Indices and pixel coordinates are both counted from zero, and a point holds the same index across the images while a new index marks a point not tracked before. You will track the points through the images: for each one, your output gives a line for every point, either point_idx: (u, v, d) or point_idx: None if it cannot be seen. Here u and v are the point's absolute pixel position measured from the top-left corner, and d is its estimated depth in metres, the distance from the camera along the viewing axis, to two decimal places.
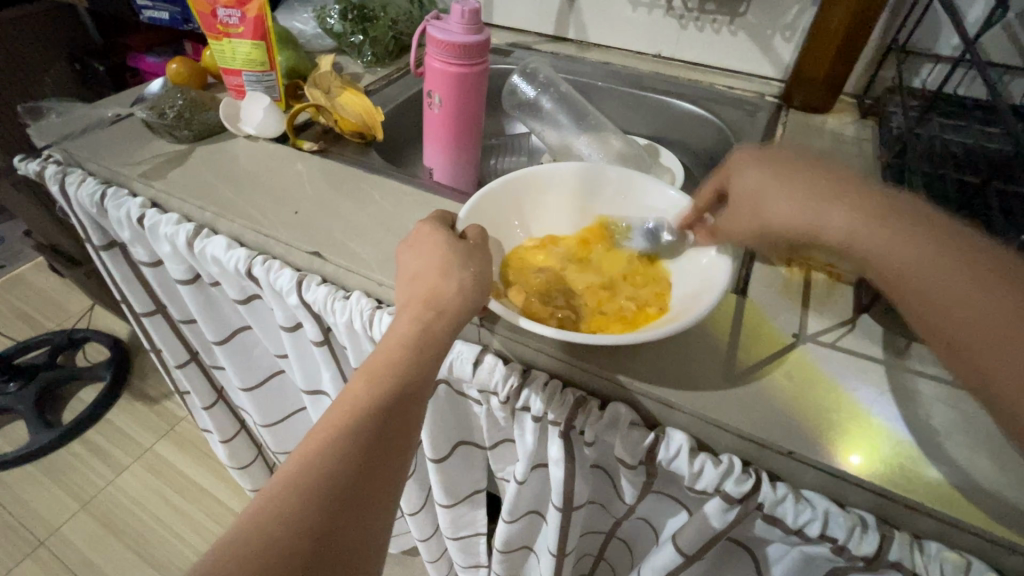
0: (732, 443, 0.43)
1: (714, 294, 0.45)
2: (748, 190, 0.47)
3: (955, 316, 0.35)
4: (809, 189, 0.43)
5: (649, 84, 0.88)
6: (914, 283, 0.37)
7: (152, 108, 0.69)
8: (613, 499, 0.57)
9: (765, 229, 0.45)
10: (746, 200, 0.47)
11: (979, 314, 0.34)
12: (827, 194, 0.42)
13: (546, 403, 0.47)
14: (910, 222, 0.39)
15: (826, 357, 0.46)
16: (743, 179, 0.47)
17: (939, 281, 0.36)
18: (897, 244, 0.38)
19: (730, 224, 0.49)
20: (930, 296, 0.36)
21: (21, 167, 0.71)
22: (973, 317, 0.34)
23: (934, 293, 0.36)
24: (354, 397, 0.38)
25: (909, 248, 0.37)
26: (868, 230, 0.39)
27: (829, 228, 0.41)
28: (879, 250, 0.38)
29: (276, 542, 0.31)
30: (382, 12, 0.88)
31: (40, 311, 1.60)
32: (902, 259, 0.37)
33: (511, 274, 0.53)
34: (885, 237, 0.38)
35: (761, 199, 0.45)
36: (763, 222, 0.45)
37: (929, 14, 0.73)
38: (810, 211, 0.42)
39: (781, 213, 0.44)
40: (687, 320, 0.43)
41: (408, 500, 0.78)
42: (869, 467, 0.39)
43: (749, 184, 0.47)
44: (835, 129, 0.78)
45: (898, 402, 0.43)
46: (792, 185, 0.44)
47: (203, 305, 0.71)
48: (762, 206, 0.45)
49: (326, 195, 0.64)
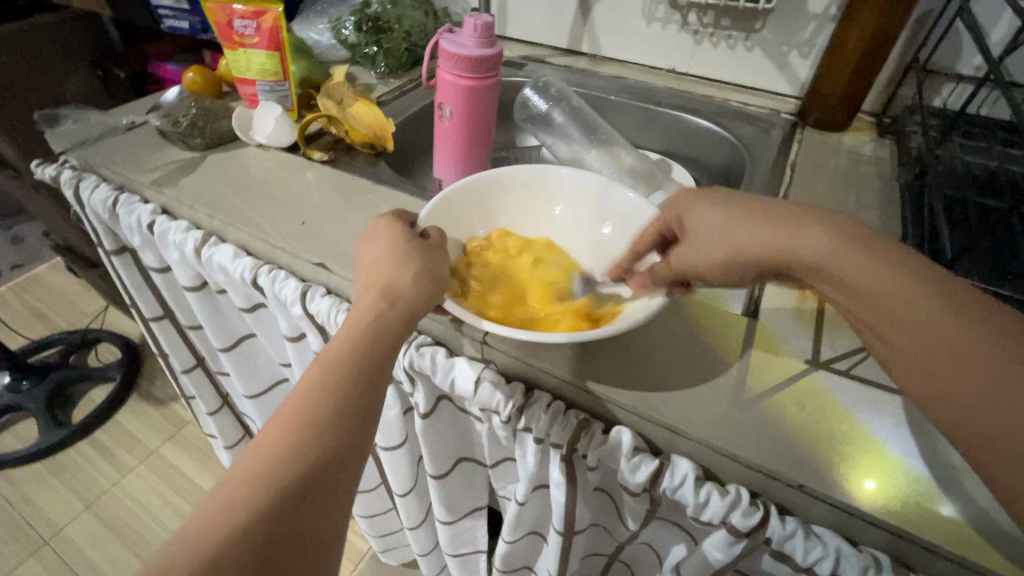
0: (741, 474, 0.41)
1: (663, 294, 0.46)
2: (709, 225, 0.43)
3: (956, 372, 0.31)
4: (777, 224, 0.39)
5: (662, 99, 0.88)
6: (906, 330, 0.33)
7: (167, 117, 0.71)
8: (617, 523, 0.56)
9: (733, 263, 0.41)
10: (708, 236, 0.43)
11: (978, 362, 0.30)
12: (798, 235, 0.38)
13: (549, 425, 0.46)
14: (888, 253, 0.35)
15: (840, 386, 0.44)
16: (705, 211, 0.44)
17: (936, 330, 0.32)
18: (885, 287, 0.34)
19: (687, 257, 0.44)
20: (927, 349, 0.32)
21: (38, 171, 0.72)
22: (979, 370, 0.30)
23: (945, 367, 0.31)
24: (309, 390, 0.40)
25: (904, 303, 0.33)
26: (849, 271, 0.35)
27: (806, 269, 0.38)
28: (861, 289, 0.35)
29: (234, 529, 0.33)
30: (397, 23, 0.88)
31: (55, 310, 1.63)
32: (890, 300, 0.34)
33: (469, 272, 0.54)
34: (868, 276, 0.35)
35: (725, 234, 0.42)
36: (733, 258, 0.41)
37: (952, 33, 0.72)
38: (786, 251, 0.38)
39: (749, 251, 0.40)
40: (640, 318, 0.44)
41: (408, 514, 0.76)
42: (883, 503, 0.38)
43: (711, 217, 0.43)
44: (851, 148, 0.77)
45: (915, 436, 0.41)
46: (757, 222, 0.40)
47: (210, 312, 0.71)
48: (727, 244, 0.41)
49: (334, 205, 0.64)
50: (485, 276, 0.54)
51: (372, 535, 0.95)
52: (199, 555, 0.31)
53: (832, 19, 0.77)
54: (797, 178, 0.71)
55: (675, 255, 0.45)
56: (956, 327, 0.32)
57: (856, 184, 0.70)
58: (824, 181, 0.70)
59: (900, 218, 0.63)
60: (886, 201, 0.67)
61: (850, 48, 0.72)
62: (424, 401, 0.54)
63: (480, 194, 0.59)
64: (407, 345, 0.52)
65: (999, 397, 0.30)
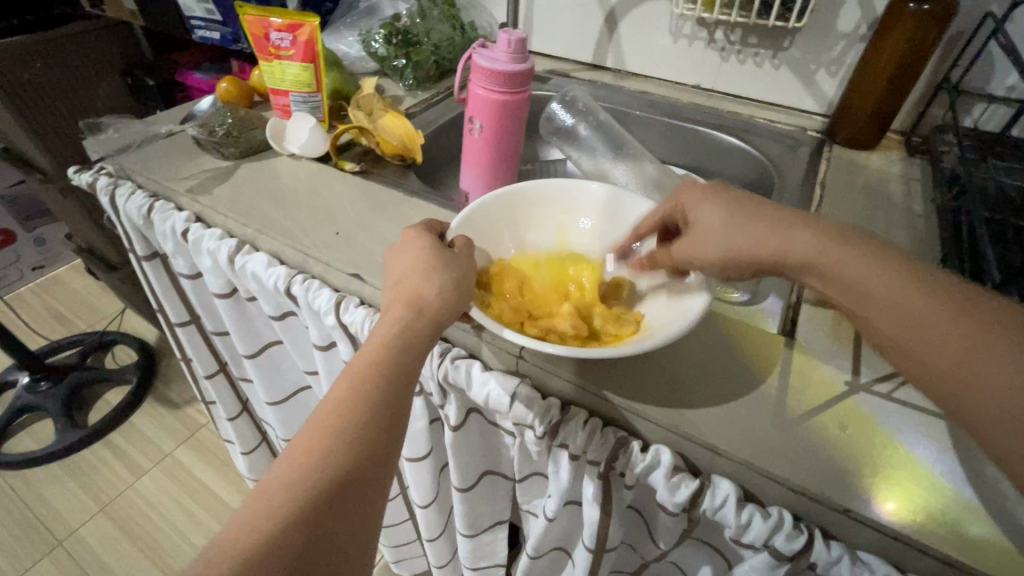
0: (784, 497, 0.41)
1: (692, 314, 0.45)
2: (707, 221, 0.46)
3: (926, 339, 0.35)
4: (769, 224, 0.43)
5: (687, 115, 0.88)
6: (883, 304, 0.37)
7: (203, 126, 0.72)
8: (645, 542, 0.55)
9: (730, 259, 0.45)
10: (705, 233, 0.46)
11: (942, 329, 0.35)
12: (787, 228, 0.42)
13: (587, 442, 0.46)
14: (867, 245, 0.39)
15: (882, 408, 0.44)
16: (703, 208, 0.47)
17: (908, 306, 0.36)
18: (866, 270, 0.38)
19: (690, 250, 0.47)
20: (899, 317, 0.36)
21: (75, 177, 0.74)
22: (949, 342, 0.34)
23: (922, 335, 0.35)
24: (339, 399, 0.40)
25: (886, 286, 0.37)
26: (834, 258, 0.40)
27: (795, 261, 0.42)
28: (847, 273, 0.39)
29: (270, 533, 0.33)
30: (426, 37, 0.90)
31: (74, 311, 1.65)
32: (868, 283, 0.38)
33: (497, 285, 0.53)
34: (849, 261, 0.39)
35: (724, 233, 0.45)
36: (728, 252, 0.44)
37: (985, 55, 0.71)
38: (778, 244, 0.42)
39: (746, 246, 0.43)
40: (678, 328, 0.44)
41: (427, 528, 0.75)
42: (933, 529, 0.37)
43: (708, 215, 0.46)
44: (880, 167, 0.77)
45: (963, 462, 0.41)
46: (755, 220, 0.44)
47: (238, 320, 0.72)
48: (726, 241, 0.44)
49: (367, 216, 0.64)
50: (511, 292, 0.53)
51: (387, 545, 0.94)
52: (237, 560, 0.32)
53: (862, 38, 0.77)
54: (826, 196, 0.70)
55: (679, 249, 0.48)
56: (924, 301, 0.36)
57: (886, 203, 0.70)
58: (853, 199, 0.70)
59: (935, 239, 0.63)
60: (918, 221, 0.67)
61: (882, 67, 0.72)
62: (455, 413, 0.54)
63: (506, 209, 0.59)
64: (442, 358, 0.52)
65: (957, 354, 0.34)
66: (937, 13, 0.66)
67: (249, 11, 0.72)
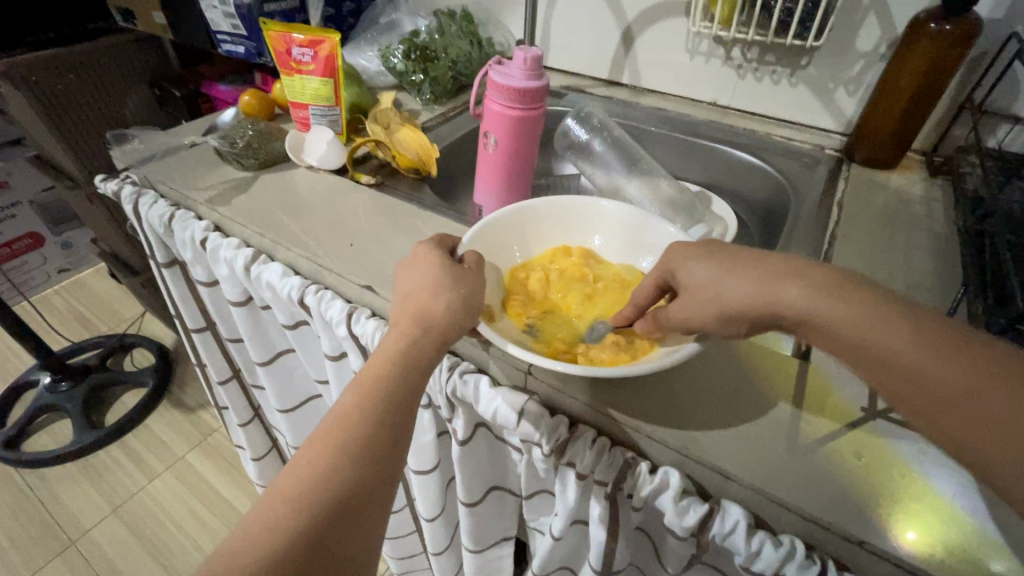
0: (797, 525, 0.40)
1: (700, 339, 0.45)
2: (697, 278, 0.44)
3: (946, 410, 0.32)
4: (757, 276, 0.41)
5: (704, 132, 0.88)
6: (896, 365, 0.34)
7: (224, 138, 0.75)
8: (654, 565, 0.54)
9: (728, 316, 0.42)
10: (699, 291, 0.43)
11: (974, 402, 0.32)
12: (779, 277, 0.40)
13: (594, 461, 0.46)
14: (869, 296, 0.37)
15: (900, 437, 0.43)
16: (689, 268, 0.45)
17: (913, 357, 0.34)
18: (881, 332, 0.35)
19: (684, 312, 0.44)
20: (915, 386, 0.34)
21: (100, 186, 0.76)
22: (964, 389, 0.32)
23: (932, 386, 0.33)
24: (342, 415, 0.40)
25: (888, 334, 0.35)
26: (839, 313, 0.37)
27: (794, 314, 0.39)
28: (850, 331, 0.36)
29: (272, 545, 0.33)
30: (444, 53, 0.92)
31: (97, 314, 1.68)
32: (871, 337, 0.35)
33: (511, 300, 0.54)
34: (864, 320, 0.36)
35: (717, 290, 0.42)
36: (724, 308, 0.42)
37: (1009, 75, 0.70)
38: (769, 295, 0.40)
39: (739, 299, 0.41)
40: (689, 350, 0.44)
41: (433, 541, 0.74)
42: (953, 565, 0.35)
43: (695, 271, 0.44)
44: (902, 187, 0.75)
45: (984, 495, 0.39)
46: (743, 272, 0.41)
47: (253, 328, 0.73)
48: (720, 297, 0.42)
49: (381, 229, 0.65)
50: (527, 307, 0.53)
51: (393, 557, 0.94)
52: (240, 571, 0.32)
53: (882, 57, 0.77)
54: (845, 217, 0.69)
55: (672, 312, 0.46)
56: (939, 360, 0.33)
57: (907, 223, 0.68)
58: (873, 219, 0.69)
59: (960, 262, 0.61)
60: (944, 244, 0.65)
61: (903, 85, 0.72)
62: (463, 428, 0.54)
63: (520, 225, 0.59)
64: (451, 372, 0.52)
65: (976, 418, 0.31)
66: (958, 34, 0.65)
67: (272, 26, 0.74)
